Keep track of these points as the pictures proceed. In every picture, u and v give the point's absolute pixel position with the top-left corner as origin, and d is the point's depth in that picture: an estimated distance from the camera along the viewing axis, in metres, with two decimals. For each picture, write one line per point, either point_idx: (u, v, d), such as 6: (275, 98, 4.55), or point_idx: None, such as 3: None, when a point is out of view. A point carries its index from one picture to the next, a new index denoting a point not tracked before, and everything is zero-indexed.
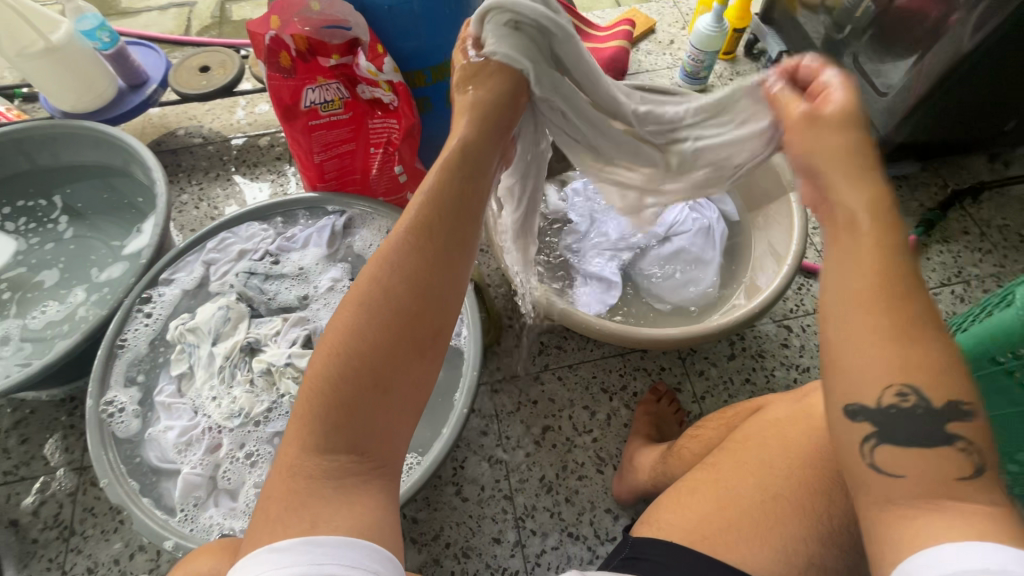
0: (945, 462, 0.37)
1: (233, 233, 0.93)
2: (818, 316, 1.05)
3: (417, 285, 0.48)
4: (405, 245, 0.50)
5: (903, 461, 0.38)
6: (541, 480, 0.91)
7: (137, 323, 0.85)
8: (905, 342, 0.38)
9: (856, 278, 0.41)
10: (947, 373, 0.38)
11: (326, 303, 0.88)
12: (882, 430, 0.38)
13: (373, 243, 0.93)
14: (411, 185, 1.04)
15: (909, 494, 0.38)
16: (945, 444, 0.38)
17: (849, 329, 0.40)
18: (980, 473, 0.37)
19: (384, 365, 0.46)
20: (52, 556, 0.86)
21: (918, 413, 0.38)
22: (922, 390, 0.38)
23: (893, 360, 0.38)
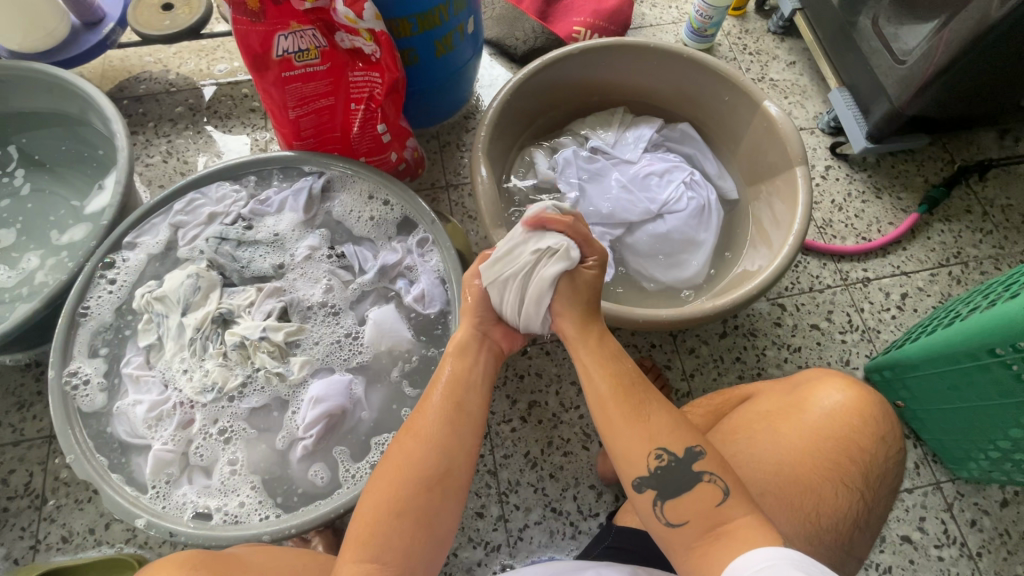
0: (706, 497, 0.50)
1: (202, 194, 0.87)
2: (813, 294, 1.03)
3: (417, 451, 0.56)
4: (412, 426, 0.59)
5: (683, 509, 0.50)
6: (526, 455, 0.90)
7: (100, 290, 0.80)
8: (639, 419, 0.53)
9: (599, 401, 0.56)
10: (681, 433, 0.53)
11: (303, 273, 0.83)
12: (659, 490, 0.51)
13: (356, 210, 0.87)
14: (395, 145, 0.98)
15: (696, 536, 0.49)
16: (701, 482, 0.51)
17: (610, 430, 0.54)
18: (727, 496, 0.50)
19: (398, 506, 0.54)
20: (25, 524, 0.85)
21: (675, 467, 0.52)
22: (668, 449, 0.52)
23: (632, 437, 0.53)
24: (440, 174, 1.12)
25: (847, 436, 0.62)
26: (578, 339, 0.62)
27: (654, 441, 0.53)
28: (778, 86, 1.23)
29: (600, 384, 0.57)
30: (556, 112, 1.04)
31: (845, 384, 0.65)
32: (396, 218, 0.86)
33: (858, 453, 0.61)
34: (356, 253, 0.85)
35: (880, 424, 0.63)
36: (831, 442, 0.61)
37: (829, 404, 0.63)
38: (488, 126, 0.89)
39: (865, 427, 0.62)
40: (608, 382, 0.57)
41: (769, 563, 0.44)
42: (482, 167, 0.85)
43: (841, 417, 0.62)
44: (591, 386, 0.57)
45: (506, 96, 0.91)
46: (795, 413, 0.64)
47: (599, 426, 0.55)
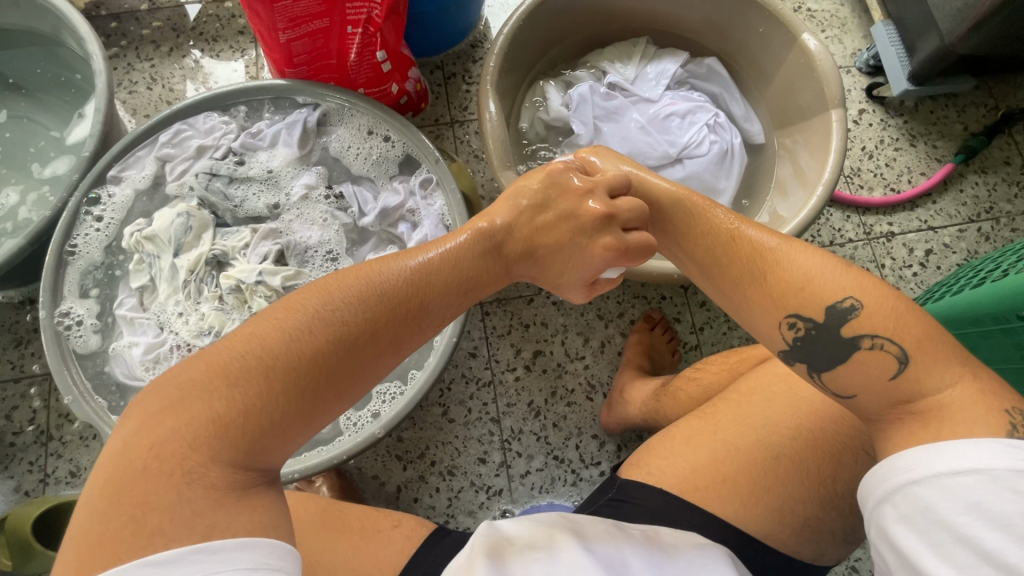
0: (877, 368, 0.46)
1: (188, 125, 0.81)
2: (833, 248, 0.98)
3: (308, 331, 0.46)
4: (294, 304, 0.48)
5: (852, 381, 0.48)
6: (529, 404, 0.89)
7: (87, 227, 0.76)
8: (777, 286, 0.51)
9: (741, 265, 0.54)
10: (821, 293, 0.49)
11: (300, 214, 0.78)
12: (811, 361, 0.50)
13: (355, 147, 0.81)
14: (396, 75, 0.90)
15: (876, 402, 0.47)
16: (860, 349, 0.47)
17: (762, 300, 0.52)
18: (905, 362, 0.45)
19: (310, 373, 0.45)
20: (32, 459, 0.85)
21: (816, 333, 0.49)
22: (804, 316, 0.49)
23: (775, 300, 0.51)
24: (446, 110, 1.04)
25: None
26: (690, 213, 0.61)
27: (784, 309, 0.51)
28: (815, 18, 1.12)
29: (733, 245, 0.55)
30: (572, 41, 0.95)
31: None
32: (398, 157, 0.80)
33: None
34: (355, 194, 0.80)
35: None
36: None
37: None
38: (498, 56, 0.81)
39: None
40: (743, 243, 0.55)
41: (981, 469, 0.38)
42: (491, 103, 0.78)
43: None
44: (727, 250, 0.55)
45: (517, 20, 0.82)
46: None
47: (744, 298, 0.53)
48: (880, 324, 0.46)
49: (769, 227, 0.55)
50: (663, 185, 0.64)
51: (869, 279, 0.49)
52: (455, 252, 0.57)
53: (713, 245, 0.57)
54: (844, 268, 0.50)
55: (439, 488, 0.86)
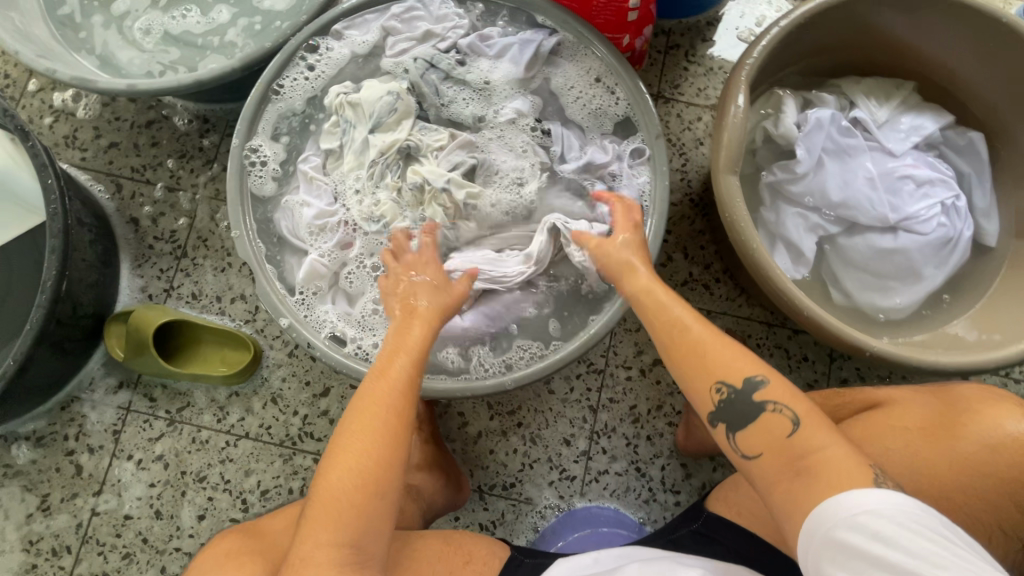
0: (774, 429, 0.48)
1: (422, 5, 0.77)
2: (1006, 381, 0.89)
3: (387, 428, 0.52)
4: (371, 401, 0.53)
5: (756, 439, 0.48)
6: (631, 407, 0.86)
7: (297, 72, 0.74)
8: (707, 354, 0.52)
9: (687, 333, 0.53)
10: (740, 364, 0.50)
11: (500, 137, 0.74)
12: (729, 423, 0.50)
13: (576, 88, 0.75)
14: (633, 29, 0.84)
15: (777, 465, 0.47)
16: (764, 411, 0.48)
17: (701, 355, 0.52)
18: (796, 425, 0.47)
19: (339, 473, 0.50)
20: (163, 267, 0.88)
21: (736, 399, 0.50)
22: (729, 382, 0.50)
23: (707, 364, 0.51)
24: (655, 82, 0.96)
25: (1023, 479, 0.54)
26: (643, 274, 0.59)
27: (713, 375, 0.51)
28: None
29: (679, 311, 0.55)
30: (830, 59, 0.85)
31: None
32: (619, 117, 0.75)
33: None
34: (563, 136, 0.74)
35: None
36: (1002, 470, 0.54)
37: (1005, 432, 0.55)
38: (764, 49, 0.73)
39: None
40: (687, 311, 0.55)
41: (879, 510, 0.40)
42: (741, 94, 0.71)
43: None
44: (669, 312, 0.55)
45: (799, 16, 0.73)
46: (953, 437, 0.56)
47: (680, 354, 0.53)
48: (781, 391, 0.49)
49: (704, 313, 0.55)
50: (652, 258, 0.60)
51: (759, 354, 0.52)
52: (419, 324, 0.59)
53: (659, 308, 0.56)
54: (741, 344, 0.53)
55: (516, 449, 0.84)
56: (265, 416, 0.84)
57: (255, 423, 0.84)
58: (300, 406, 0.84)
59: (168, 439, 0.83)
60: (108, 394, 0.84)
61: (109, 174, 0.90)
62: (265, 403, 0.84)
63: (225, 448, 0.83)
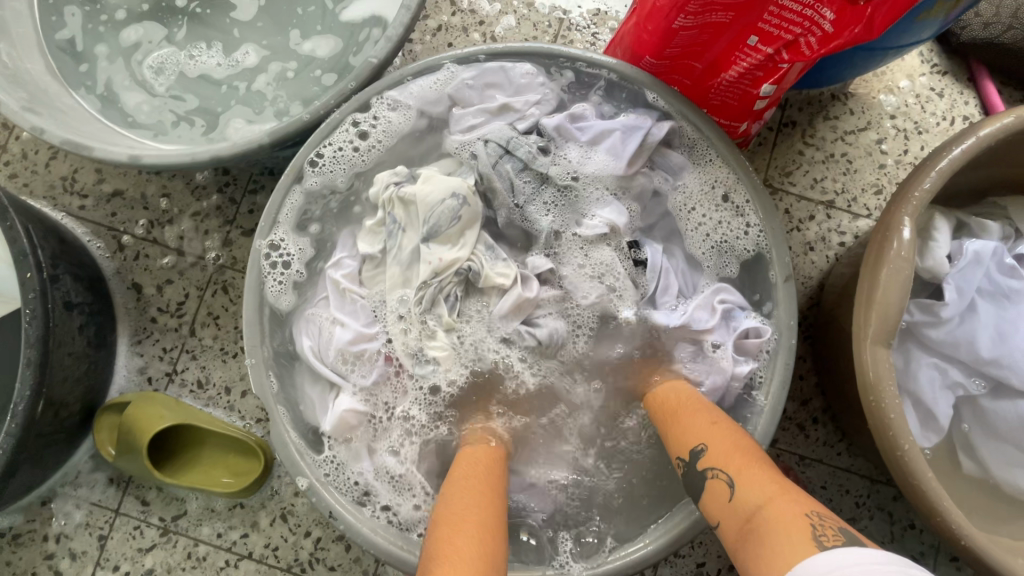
0: (721, 491, 0.42)
1: (502, 70, 0.60)
2: None
3: (481, 490, 0.45)
4: (466, 485, 0.45)
5: (711, 509, 0.43)
6: (698, 566, 0.73)
7: (343, 139, 0.59)
8: (671, 430, 0.50)
9: (662, 413, 0.52)
10: (684, 433, 0.48)
11: (581, 257, 0.59)
12: (694, 497, 0.45)
13: (693, 207, 0.59)
14: (754, 115, 0.66)
15: (734, 533, 0.40)
16: (706, 481, 0.44)
17: (669, 439, 0.50)
18: (736, 485, 0.41)
19: (439, 539, 0.39)
20: (166, 346, 0.75)
21: (691, 469, 0.45)
22: (680, 453, 0.47)
23: (670, 440, 0.49)
24: (762, 166, 0.80)
25: None
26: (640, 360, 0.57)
27: (675, 447, 0.48)
28: None
29: (658, 397, 0.54)
30: (996, 176, 0.68)
31: None
32: (749, 254, 0.58)
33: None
34: (661, 273, 0.59)
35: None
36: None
37: None
38: (938, 175, 0.56)
39: None
40: (668, 398, 0.53)
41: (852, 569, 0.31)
42: (906, 229, 0.55)
43: None
44: (652, 397, 0.54)
45: (989, 135, 0.56)
46: None
47: (664, 438, 0.51)
48: (717, 448, 0.44)
49: (684, 386, 0.53)
50: (659, 382, 0.55)
51: (714, 415, 0.48)
52: (485, 441, 0.53)
53: (649, 394, 0.55)
54: (703, 409, 0.50)
55: None
56: (272, 535, 0.72)
57: (260, 542, 0.72)
58: (312, 527, 0.72)
59: (160, 551, 0.72)
60: (97, 492, 0.73)
61: (110, 227, 0.77)
62: (272, 520, 0.72)
63: (223, 569, 0.71)
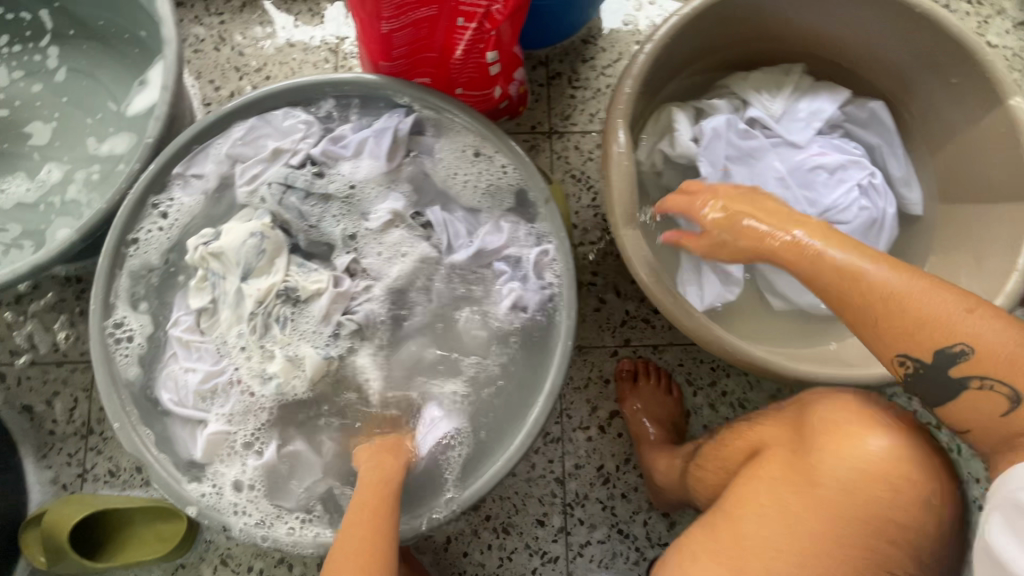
0: (985, 403, 0.48)
1: (265, 121, 0.68)
2: None
3: (372, 544, 0.51)
4: (363, 544, 0.51)
5: (970, 413, 0.49)
6: (598, 469, 0.82)
7: (150, 223, 0.66)
8: (830, 268, 0.51)
9: (784, 251, 0.53)
10: (907, 307, 0.48)
11: (376, 243, 0.67)
12: (929, 383, 0.49)
13: (463, 174, 0.68)
14: (501, 78, 0.78)
15: (990, 422, 0.48)
16: (968, 389, 0.48)
17: (811, 270, 0.51)
18: (1012, 399, 0.46)
19: None
20: (71, 451, 0.81)
21: (923, 372, 0.49)
22: (912, 355, 0.49)
23: (851, 311, 0.51)
24: (545, 117, 0.91)
25: (877, 490, 0.50)
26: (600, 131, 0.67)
27: (865, 303, 0.50)
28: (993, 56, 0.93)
29: (766, 236, 0.54)
30: (712, 58, 0.80)
31: (886, 425, 0.52)
32: (512, 189, 0.67)
33: (894, 534, 0.50)
34: (446, 224, 0.67)
35: (931, 463, 0.52)
36: (861, 513, 0.50)
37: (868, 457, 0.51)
38: (635, 80, 0.67)
39: (900, 482, 0.50)
40: (793, 243, 0.53)
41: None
42: (621, 133, 0.65)
43: (882, 472, 0.50)
44: (747, 231, 0.55)
45: (665, 35, 0.68)
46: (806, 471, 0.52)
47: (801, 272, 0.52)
48: (877, 309, 0.49)
49: (798, 216, 0.54)
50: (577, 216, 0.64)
51: (888, 269, 0.50)
52: (386, 465, 0.58)
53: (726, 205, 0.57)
54: (848, 239, 0.52)
55: (491, 544, 0.79)
56: None
57: None
58: (253, 560, 0.78)
59: None
60: None
61: None
62: (214, 567, 0.78)
63: None
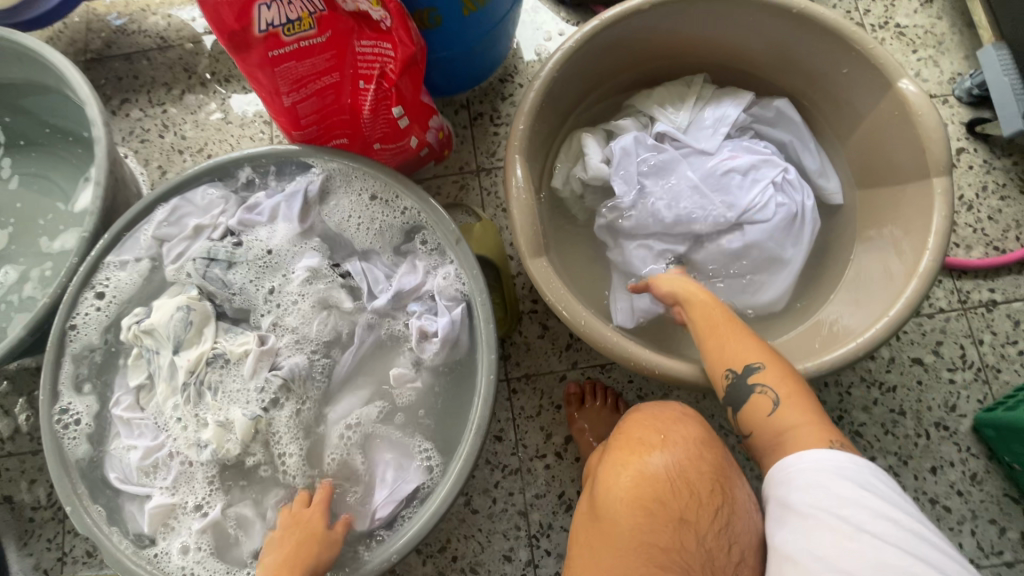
0: (761, 409, 0.56)
1: (187, 200, 0.73)
2: (920, 320, 0.84)
3: None
4: None
5: (750, 421, 0.56)
6: (559, 496, 0.81)
7: (87, 306, 0.70)
8: (701, 308, 0.62)
9: (673, 291, 0.65)
10: (729, 344, 0.59)
11: (297, 302, 0.69)
12: (731, 403, 0.58)
13: (356, 216, 0.73)
14: (415, 128, 0.81)
15: (770, 437, 0.55)
16: (755, 394, 0.56)
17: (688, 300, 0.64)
18: (777, 405, 0.55)
19: None
20: (50, 536, 0.84)
21: (735, 383, 0.57)
22: (732, 369, 0.57)
23: (710, 347, 0.60)
24: (472, 156, 0.94)
25: (654, 513, 0.55)
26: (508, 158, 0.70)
27: (709, 332, 0.60)
28: (905, 36, 0.94)
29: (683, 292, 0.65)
30: (616, 80, 0.84)
31: (658, 446, 0.58)
32: (407, 224, 0.72)
33: (671, 559, 0.54)
34: (364, 272, 0.72)
35: (698, 478, 0.56)
36: (650, 538, 0.54)
37: (639, 478, 0.56)
38: (528, 114, 0.70)
39: (675, 496, 0.55)
40: (697, 296, 0.63)
41: (819, 463, 0.51)
42: (518, 169, 0.69)
43: (657, 493, 0.55)
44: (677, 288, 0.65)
45: (553, 68, 0.71)
46: (598, 511, 0.57)
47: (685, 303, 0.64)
48: (703, 325, 0.61)
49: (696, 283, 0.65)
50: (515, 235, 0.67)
51: (730, 316, 0.62)
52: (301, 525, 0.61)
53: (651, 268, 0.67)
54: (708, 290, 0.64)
55: None
56: None
57: None
58: None
59: None
60: None
61: None
62: None
63: None
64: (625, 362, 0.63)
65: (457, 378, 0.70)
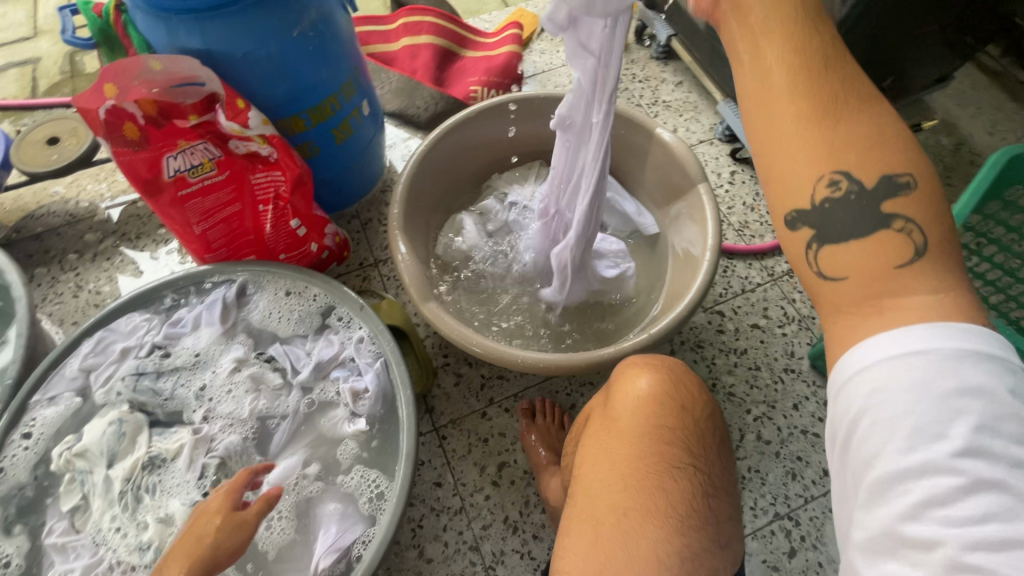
0: (886, 251, 0.39)
1: (111, 331, 0.81)
2: (746, 296, 1.06)
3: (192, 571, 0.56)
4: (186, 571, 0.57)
5: (845, 261, 0.41)
6: (504, 521, 0.87)
7: (14, 447, 0.73)
8: (835, 81, 0.40)
9: (785, 57, 0.41)
10: (861, 146, 0.40)
11: (226, 392, 0.78)
12: (818, 229, 0.42)
13: (275, 312, 0.84)
14: (314, 235, 0.96)
15: (860, 290, 0.40)
16: (886, 229, 0.40)
17: (788, 75, 0.41)
18: (919, 255, 0.38)
19: None
20: None
21: (848, 202, 0.40)
22: (853, 176, 0.40)
23: (823, 132, 0.40)
24: (368, 253, 1.11)
25: (657, 407, 0.63)
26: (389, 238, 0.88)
27: (829, 115, 0.40)
28: (671, 107, 1.30)
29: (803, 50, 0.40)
30: (472, 172, 1.08)
31: (650, 365, 0.68)
32: (321, 308, 0.84)
33: (676, 436, 0.62)
34: (286, 353, 0.81)
35: (688, 384, 0.67)
36: (652, 426, 0.62)
37: (639, 386, 0.65)
38: (399, 201, 0.89)
39: (671, 396, 0.65)
40: (824, 53, 0.41)
41: (935, 348, 0.36)
42: (400, 243, 0.86)
43: (655, 394, 0.64)
44: (786, 40, 0.41)
45: (413, 166, 0.93)
46: (612, 417, 0.65)
47: (775, 80, 0.41)
48: (814, 105, 0.40)
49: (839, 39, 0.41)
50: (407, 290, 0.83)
51: (879, 118, 0.41)
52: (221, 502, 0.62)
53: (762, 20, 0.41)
54: (852, 77, 0.41)
55: None
56: None
57: None
58: None
59: None
60: None
61: None
62: None
63: None
64: (515, 365, 0.77)
65: (380, 427, 0.77)
